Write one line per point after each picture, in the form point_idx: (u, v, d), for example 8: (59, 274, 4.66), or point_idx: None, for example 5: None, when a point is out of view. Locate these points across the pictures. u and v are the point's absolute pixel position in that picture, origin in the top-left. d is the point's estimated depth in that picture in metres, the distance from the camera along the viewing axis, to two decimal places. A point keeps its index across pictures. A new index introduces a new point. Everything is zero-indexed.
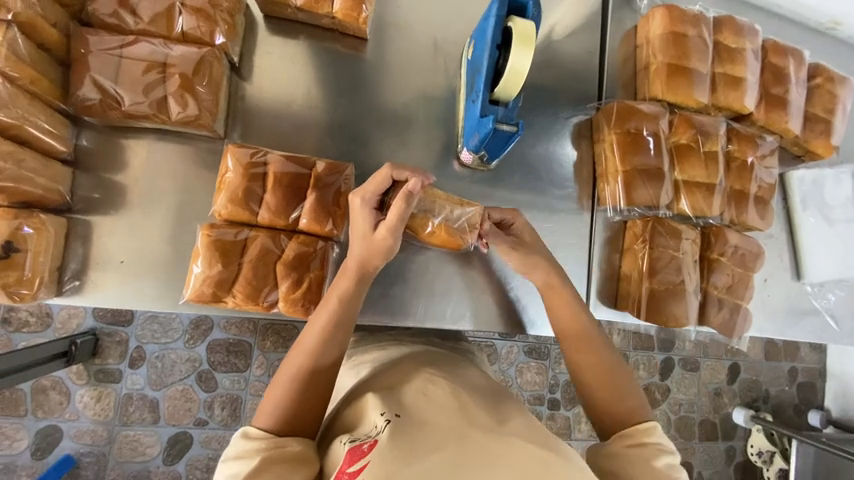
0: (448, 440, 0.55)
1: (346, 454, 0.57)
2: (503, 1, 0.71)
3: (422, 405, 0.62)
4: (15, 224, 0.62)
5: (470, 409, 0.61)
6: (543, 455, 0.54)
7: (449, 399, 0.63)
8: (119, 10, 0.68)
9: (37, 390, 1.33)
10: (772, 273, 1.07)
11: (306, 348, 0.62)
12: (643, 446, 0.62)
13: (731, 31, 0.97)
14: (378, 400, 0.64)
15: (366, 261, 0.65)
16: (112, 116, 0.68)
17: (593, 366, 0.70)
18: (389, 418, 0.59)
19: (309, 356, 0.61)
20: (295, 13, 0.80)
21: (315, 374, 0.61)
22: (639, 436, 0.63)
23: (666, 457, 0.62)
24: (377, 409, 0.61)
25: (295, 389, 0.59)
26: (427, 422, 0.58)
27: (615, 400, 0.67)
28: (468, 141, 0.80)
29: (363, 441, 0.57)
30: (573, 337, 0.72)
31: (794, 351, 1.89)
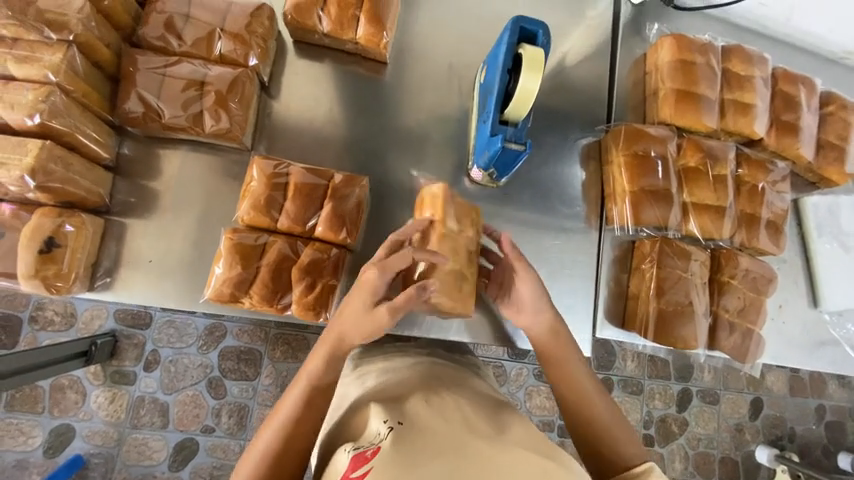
0: (450, 447, 0.56)
1: (350, 461, 0.58)
2: (514, 30, 0.76)
3: (425, 413, 0.63)
4: (58, 222, 0.68)
5: (471, 420, 0.62)
6: (542, 463, 0.54)
7: (449, 410, 0.64)
8: (165, 33, 0.75)
9: (56, 388, 1.38)
10: (787, 300, 1.05)
11: (283, 414, 0.65)
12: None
13: (740, 60, 1.00)
14: (381, 408, 0.65)
15: (347, 334, 0.66)
16: (152, 127, 0.75)
17: (576, 411, 0.70)
18: (392, 425, 0.60)
19: (286, 420, 0.64)
20: (322, 39, 0.87)
21: (289, 438, 0.63)
22: (634, 479, 0.61)
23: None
24: (379, 416, 0.63)
25: (270, 454, 0.63)
26: (429, 430, 0.60)
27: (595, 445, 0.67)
28: (478, 158, 0.84)
29: (367, 448, 0.58)
30: (561, 375, 0.72)
31: (822, 387, 1.80)
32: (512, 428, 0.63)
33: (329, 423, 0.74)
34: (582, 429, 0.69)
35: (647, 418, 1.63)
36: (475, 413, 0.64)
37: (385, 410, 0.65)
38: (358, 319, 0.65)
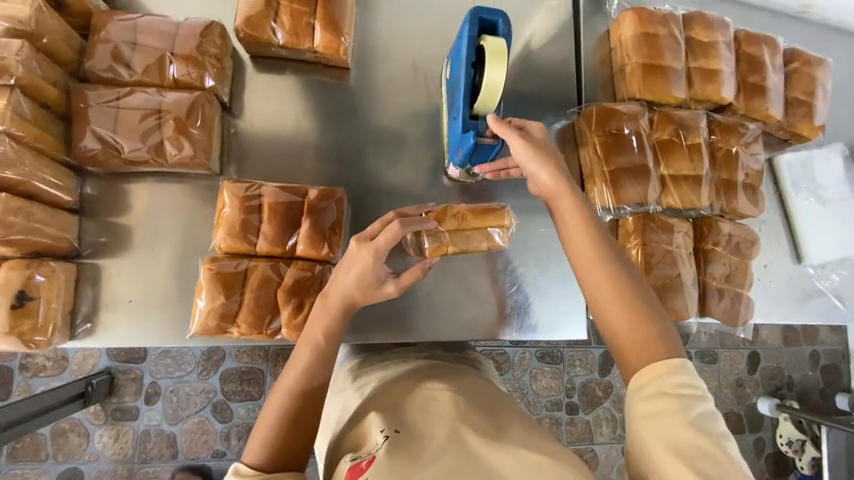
0: (447, 453, 0.56)
1: (348, 471, 0.57)
2: (474, 22, 0.75)
3: (422, 418, 0.62)
4: (27, 274, 0.65)
5: (467, 419, 0.61)
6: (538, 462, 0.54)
7: (446, 411, 0.63)
8: (114, 64, 0.72)
9: (57, 433, 1.35)
10: (772, 259, 1.07)
11: (288, 386, 0.61)
12: (667, 397, 0.52)
13: (702, 27, 1.00)
14: (378, 416, 0.64)
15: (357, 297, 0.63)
16: (114, 163, 0.72)
17: (610, 300, 0.59)
18: (387, 434, 0.59)
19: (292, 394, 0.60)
20: (279, 51, 0.84)
21: (300, 413, 0.60)
22: (663, 382, 0.53)
23: (698, 406, 0.51)
24: (377, 426, 0.62)
25: (280, 433, 0.58)
26: (425, 437, 0.59)
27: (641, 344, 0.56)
28: (454, 156, 0.83)
29: (363, 459, 0.58)
30: (586, 270, 0.61)
31: (814, 334, 1.85)
32: (512, 427, 0.62)
33: (331, 434, 0.73)
34: (624, 341, 0.57)
35: None
36: (471, 411, 0.63)
37: (384, 418, 0.64)
38: (350, 285, 0.62)
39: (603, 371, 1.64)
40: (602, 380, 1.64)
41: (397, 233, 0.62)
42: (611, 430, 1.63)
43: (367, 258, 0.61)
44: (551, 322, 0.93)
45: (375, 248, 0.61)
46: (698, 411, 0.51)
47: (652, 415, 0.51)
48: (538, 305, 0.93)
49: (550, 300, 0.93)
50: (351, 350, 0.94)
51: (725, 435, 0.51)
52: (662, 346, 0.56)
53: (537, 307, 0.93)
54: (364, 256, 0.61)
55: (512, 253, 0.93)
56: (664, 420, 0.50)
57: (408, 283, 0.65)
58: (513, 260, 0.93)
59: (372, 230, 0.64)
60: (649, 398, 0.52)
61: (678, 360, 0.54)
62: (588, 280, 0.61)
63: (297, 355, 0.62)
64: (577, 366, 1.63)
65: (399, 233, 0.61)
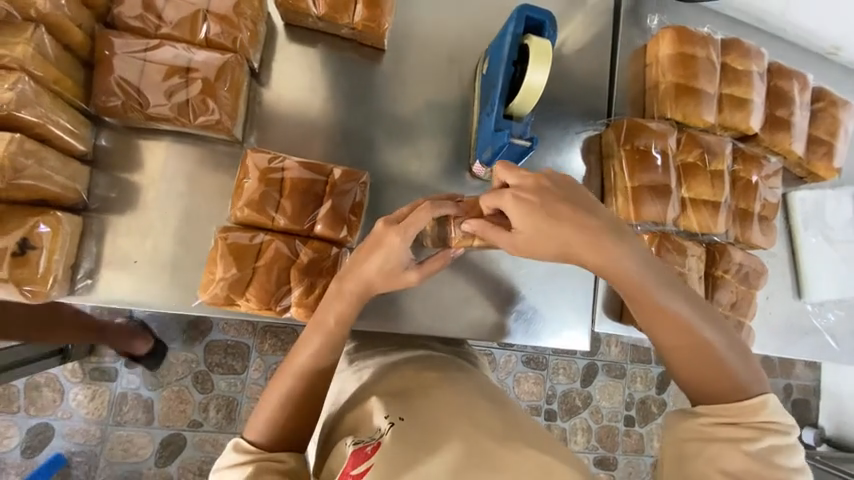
0: (455, 445, 0.54)
1: (350, 456, 0.57)
2: (520, 19, 0.73)
3: (426, 404, 0.61)
4: (32, 222, 0.62)
5: (471, 408, 0.61)
6: (545, 461, 0.53)
7: (450, 398, 0.62)
8: (145, 13, 0.69)
9: (32, 386, 1.31)
10: (773, 292, 1.09)
11: (297, 369, 0.60)
12: (734, 426, 0.56)
13: (738, 54, 1.00)
14: (380, 403, 0.64)
15: (375, 285, 0.62)
16: (134, 118, 0.69)
17: (679, 338, 0.59)
18: (392, 421, 0.59)
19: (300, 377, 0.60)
20: (315, 23, 0.81)
21: (308, 396, 0.60)
22: (734, 414, 0.56)
23: (768, 438, 0.54)
24: (381, 412, 0.62)
25: (285, 415, 0.58)
26: (429, 425, 0.58)
27: (708, 371, 0.59)
28: (481, 153, 0.81)
29: (367, 445, 0.57)
30: (647, 308, 0.59)
31: (790, 368, 1.90)
32: (520, 420, 0.61)
33: (328, 414, 0.72)
34: (690, 367, 0.59)
35: (629, 400, 1.69)
36: (478, 402, 0.63)
37: (387, 404, 0.64)
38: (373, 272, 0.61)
39: (585, 382, 1.66)
40: (583, 390, 1.66)
41: (428, 216, 0.60)
42: (585, 440, 1.65)
43: (395, 241, 0.59)
44: (553, 330, 0.93)
45: (402, 230, 0.59)
46: (766, 445, 0.54)
47: (707, 439, 0.56)
48: (543, 312, 0.93)
49: (555, 308, 0.93)
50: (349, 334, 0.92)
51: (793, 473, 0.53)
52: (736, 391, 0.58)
53: (542, 315, 0.92)
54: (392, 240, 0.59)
55: (524, 258, 0.92)
56: (718, 444, 0.55)
57: (430, 271, 0.63)
58: (524, 265, 0.92)
59: (400, 214, 0.62)
60: (707, 422, 0.57)
61: (758, 398, 0.57)
62: (637, 305, 0.59)
63: (306, 340, 0.61)
64: (561, 374, 1.64)
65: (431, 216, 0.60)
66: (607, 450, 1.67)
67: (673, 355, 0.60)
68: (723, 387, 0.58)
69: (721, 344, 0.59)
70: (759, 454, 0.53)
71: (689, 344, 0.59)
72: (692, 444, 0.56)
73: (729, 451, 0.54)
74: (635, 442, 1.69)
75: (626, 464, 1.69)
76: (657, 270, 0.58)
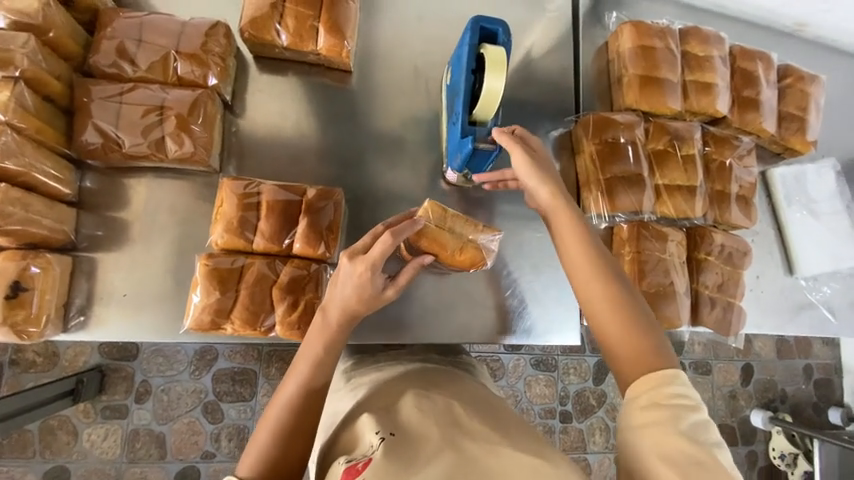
0: (444, 457, 0.54)
1: (342, 474, 0.56)
2: (475, 30, 0.77)
3: (417, 418, 0.61)
4: (23, 265, 0.65)
5: (464, 421, 0.61)
6: (533, 463, 0.54)
7: (443, 412, 0.63)
8: (119, 60, 0.73)
9: (45, 430, 1.33)
10: (765, 270, 1.08)
11: (288, 396, 0.60)
12: (661, 404, 0.52)
13: (698, 40, 1.02)
14: (373, 418, 0.63)
15: (354, 310, 0.62)
16: (115, 158, 0.72)
17: (609, 307, 0.59)
18: (383, 436, 0.58)
19: (291, 406, 0.59)
20: (283, 52, 0.85)
21: (299, 423, 0.60)
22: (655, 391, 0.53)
23: (688, 416, 0.51)
24: (371, 428, 0.61)
25: (278, 442, 0.58)
26: (420, 437, 0.58)
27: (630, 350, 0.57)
28: (452, 161, 0.84)
29: (358, 461, 0.56)
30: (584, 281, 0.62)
31: (807, 348, 1.86)
32: (512, 431, 0.62)
33: (324, 438, 0.70)
34: (616, 342, 0.58)
35: None
36: (469, 415, 0.63)
37: (377, 419, 0.63)
38: (350, 298, 0.61)
39: (597, 380, 1.65)
40: (596, 389, 1.64)
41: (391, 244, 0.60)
42: (604, 440, 1.62)
43: (364, 272, 0.60)
44: (546, 328, 0.93)
45: (369, 261, 0.60)
46: (688, 422, 0.51)
47: (643, 426, 0.51)
48: (533, 311, 0.93)
49: (544, 303, 0.94)
50: (345, 353, 0.92)
51: (717, 447, 0.50)
52: (655, 358, 0.56)
53: (533, 312, 0.93)
54: (360, 274, 0.60)
55: (510, 259, 0.94)
56: (651, 429, 0.50)
57: (405, 283, 0.65)
58: (509, 266, 0.93)
59: (363, 244, 0.63)
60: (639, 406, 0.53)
61: (667, 372, 0.55)
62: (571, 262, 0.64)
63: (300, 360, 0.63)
64: (572, 374, 1.63)
65: (393, 244, 0.60)
66: None
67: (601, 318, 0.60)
68: (645, 356, 0.56)
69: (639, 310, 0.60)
70: (688, 432, 0.50)
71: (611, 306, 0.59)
72: (630, 433, 0.52)
73: (663, 434, 0.50)
74: None
75: None
76: (600, 255, 0.64)
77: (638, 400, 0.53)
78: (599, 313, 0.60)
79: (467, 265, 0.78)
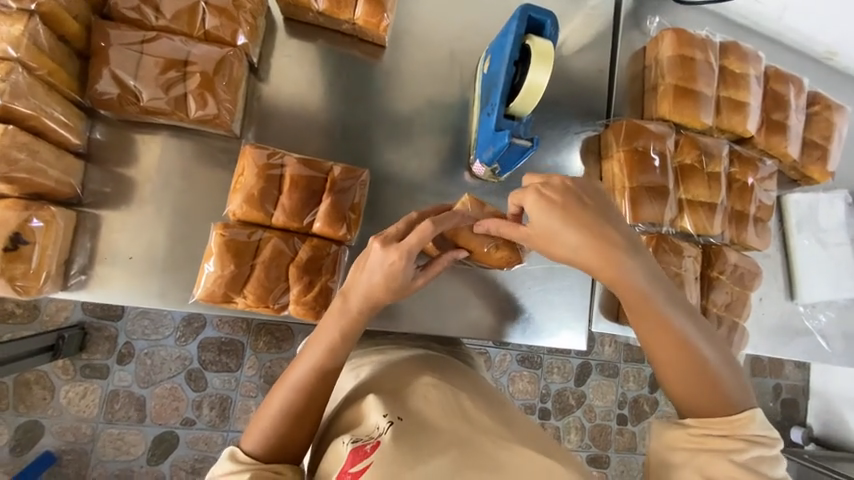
0: (454, 449, 0.53)
1: (349, 454, 0.54)
2: (522, 18, 0.73)
3: (427, 405, 0.60)
4: (24, 216, 0.61)
5: (472, 412, 0.60)
6: (544, 461, 0.52)
7: (453, 401, 0.61)
8: (142, 5, 0.67)
9: (21, 383, 1.29)
10: (767, 293, 1.10)
11: (297, 379, 0.58)
12: (725, 437, 0.55)
13: (736, 56, 1.00)
14: (380, 401, 0.61)
15: (375, 299, 0.60)
16: (130, 112, 0.67)
17: (676, 356, 0.59)
18: (392, 420, 0.56)
19: (300, 390, 0.57)
20: (316, 17, 0.80)
21: (308, 406, 0.58)
22: (725, 426, 0.56)
23: (754, 450, 0.55)
24: (379, 410, 0.59)
25: (284, 424, 0.57)
26: (432, 425, 0.56)
27: (701, 392, 0.58)
28: (481, 153, 0.82)
29: (366, 442, 0.54)
30: (641, 309, 0.60)
31: (780, 369, 1.92)
32: (519, 425, 0.61)
33: (324, 417, 0.69)
34: (680, 388, 0.59)
35: (622, 399, 1.70)
36: (477, 406, 0.61)
37: (384, 402, 0.61)
38: (374, 284, 0.58)
39: (579, 381, 1.67)
40: (577, 389, 1.67)
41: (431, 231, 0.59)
42: (578, 438, 1.66)
43: (396, 260, 0.58)
44: (551, 330, 0.93)
45: (404, 248, 0.58)
46: (752, 455, 0.54)
47: (690, 450, 0.56)
48: (540, 312, 0.93)
49: (552, 305, 0.93)
50: None
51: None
52: (725, 402, 0.58)
53: (540, 313, 0.93)
54: (393, 260, 0.57)
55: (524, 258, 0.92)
56: (704, 454, 0.54)
57: (435, 275, 0.63)
58: (522, 266, 0.92)
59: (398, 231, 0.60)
60: (695, 432, 0.56)
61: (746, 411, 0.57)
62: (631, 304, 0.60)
63: (314, 342, 0.60)
64: (555, 373, 1.65)
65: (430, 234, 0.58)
66: (600, 448, 1.69)
67: (672, 369, 0.59)
68: (720, 403, 0.58)
69: (714, 357, 0.59)
70: (746, 464, 0.53)
71: (679, 353, 0.59)
72: (680, 452, 0.56)
73: (716, 460, 0.54)
74: (627, 441, 1.71)
75: (618, 462, 1.70)
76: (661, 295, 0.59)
77: (697, 426, 0.57)
78: (659, 355, 0.60)
79: (500, 262, 0.79)
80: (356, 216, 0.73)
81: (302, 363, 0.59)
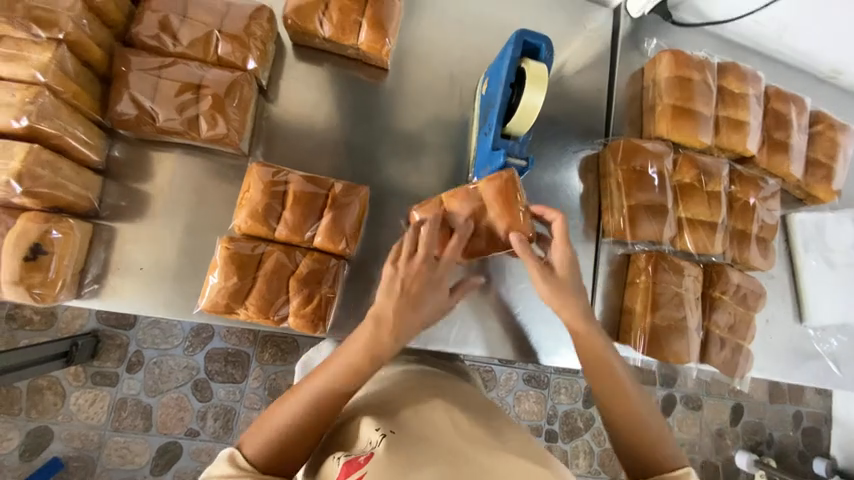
0: (446, 459, 0.53)
1: (341, 468, 0.54)
2: (518, 43, 0.76)
3: (420, 419, 0.60)
4: (45, 228, 0.65)
5: (463, 424, 0.60)
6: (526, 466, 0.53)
7: (445, 415, 0.62)
8: (160, 33, 0.71)
9: (34, 389, 1.33)
10: (774, 314, 1.08)
11: (309, 396, 0.59)
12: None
13: (735, 77, 1.02)
14: (373, 417, 0.61)
15: (389, 313, 0.63)
16: (146, 131, 0.71)
17: (624, 414, 0.65)
18: (384, 433, 0.57)
19: (311, 404, 0.59)
20: (322, 43, 0.85)
21: (315, 419, 0.59)
22: None
23: None
24: (371, 425, 0.60)
25: (289, 431, 0.58)
26: (423, 436, 0.57)
27: (641, 449, 0.63)
28: (478, 171, 0.84)
29: (359, 456, 0.55)
30: (598, 371, 0.67)
31: (799, 394, 1.84)
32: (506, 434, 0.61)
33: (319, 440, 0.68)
34: (626, 440, 0.64)
35: None
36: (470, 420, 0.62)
37: (377, 418, 0.62)
38: (388, 296, 0.64)
39: (587, 403, 1.64)
40: (585, 411, 1.63)
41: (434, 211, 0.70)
42: (586, 463, 1.62)
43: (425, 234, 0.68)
44: (551, 348, 0.93)
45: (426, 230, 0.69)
46: None
47: None
48: (539, 329, 0.93)
49: (551, 322, 0.93)
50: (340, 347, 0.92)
51: None
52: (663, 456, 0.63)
53: (539, 329, 0.93)
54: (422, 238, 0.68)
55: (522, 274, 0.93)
56: None
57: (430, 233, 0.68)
58: (521, 282, 0.93)
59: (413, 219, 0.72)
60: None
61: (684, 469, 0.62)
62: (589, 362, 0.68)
63: (330, 363, 0.61)
64: (562, 393, 1.63)
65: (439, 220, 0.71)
66: (609, 474, 1.64)
67: (619, 426, 0.65)
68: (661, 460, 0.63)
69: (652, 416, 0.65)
70: None
71: (629, 413, 0.65)
72: None
73: None
74: None
75: None
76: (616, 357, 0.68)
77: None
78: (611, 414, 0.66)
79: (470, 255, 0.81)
80: (355, 232, 0.75)
81: (313, 383, 0.60)
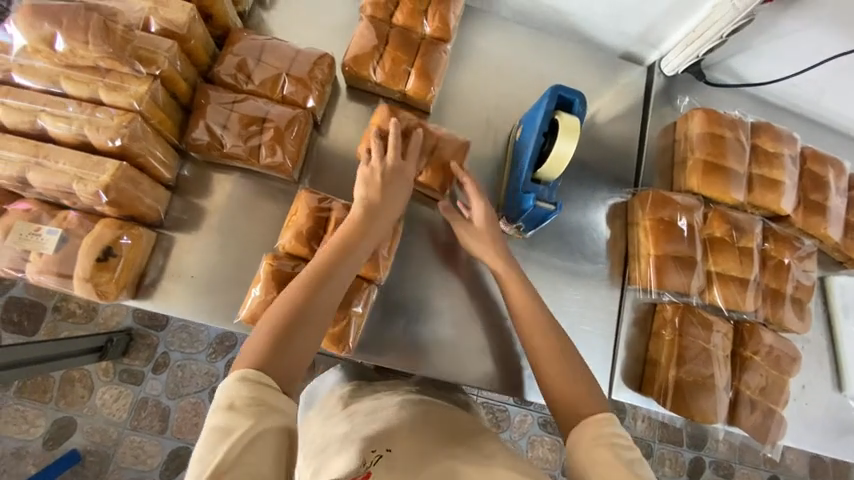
0: None
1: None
2: (553, 97, 0.82)
3: (413, 446, 0.64)
4: (118, 234, 0.74)
5: (454, 452, 0.64)
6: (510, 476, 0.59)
7: (437, 443, 0.66)
8: (237, 73, 0.82)
9: (66, 380, 1.42)
10: (810, 381, 1.02)
11: (291, 288, 0.67)
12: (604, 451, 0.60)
13: (769, 137, 1.03)
14: (368, 438, 0.65)
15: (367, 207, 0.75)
16: (215, 155, 0.81)
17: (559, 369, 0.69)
18: (380, 453, 0.61)
19: (293, 296, 0.66)
20: (373, 87, 0.93)
21: (294, 314, 0.65)
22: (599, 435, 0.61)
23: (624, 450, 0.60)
24: (366, 445, 0.63)
25: (275, 338, 0.62)
26: (416, 462, 0.61)
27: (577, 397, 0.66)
28: (508, 211, 0.89)
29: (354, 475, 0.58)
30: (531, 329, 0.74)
31: (845, 471, 1.69)
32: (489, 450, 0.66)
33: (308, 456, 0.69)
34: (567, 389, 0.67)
35: None
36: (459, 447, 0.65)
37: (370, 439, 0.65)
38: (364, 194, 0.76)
39: None
40: None
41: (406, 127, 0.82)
42: None
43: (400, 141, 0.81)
44: None
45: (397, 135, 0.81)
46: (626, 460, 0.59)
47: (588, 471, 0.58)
48: None
49: None
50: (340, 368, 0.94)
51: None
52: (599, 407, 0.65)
53: None
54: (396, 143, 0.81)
55: None
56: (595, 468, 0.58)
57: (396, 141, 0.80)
58: None
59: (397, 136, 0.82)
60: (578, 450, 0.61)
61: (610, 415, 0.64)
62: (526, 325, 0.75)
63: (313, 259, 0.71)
64: None
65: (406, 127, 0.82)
66: None
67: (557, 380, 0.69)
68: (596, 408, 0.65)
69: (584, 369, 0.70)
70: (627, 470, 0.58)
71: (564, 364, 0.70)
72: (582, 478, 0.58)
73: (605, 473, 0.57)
74: None
75: None
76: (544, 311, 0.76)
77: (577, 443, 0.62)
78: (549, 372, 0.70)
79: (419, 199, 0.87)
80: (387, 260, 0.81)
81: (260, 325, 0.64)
